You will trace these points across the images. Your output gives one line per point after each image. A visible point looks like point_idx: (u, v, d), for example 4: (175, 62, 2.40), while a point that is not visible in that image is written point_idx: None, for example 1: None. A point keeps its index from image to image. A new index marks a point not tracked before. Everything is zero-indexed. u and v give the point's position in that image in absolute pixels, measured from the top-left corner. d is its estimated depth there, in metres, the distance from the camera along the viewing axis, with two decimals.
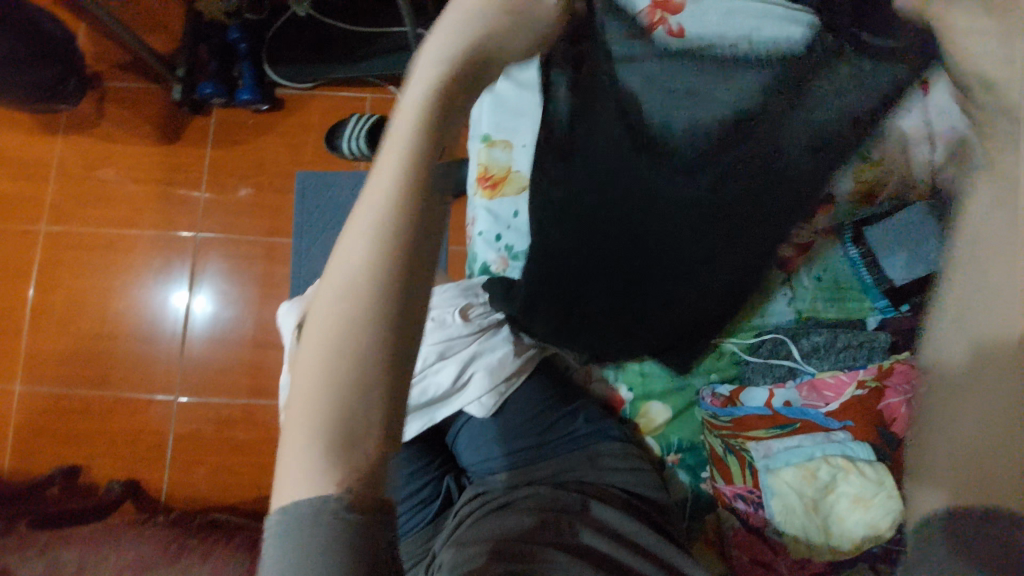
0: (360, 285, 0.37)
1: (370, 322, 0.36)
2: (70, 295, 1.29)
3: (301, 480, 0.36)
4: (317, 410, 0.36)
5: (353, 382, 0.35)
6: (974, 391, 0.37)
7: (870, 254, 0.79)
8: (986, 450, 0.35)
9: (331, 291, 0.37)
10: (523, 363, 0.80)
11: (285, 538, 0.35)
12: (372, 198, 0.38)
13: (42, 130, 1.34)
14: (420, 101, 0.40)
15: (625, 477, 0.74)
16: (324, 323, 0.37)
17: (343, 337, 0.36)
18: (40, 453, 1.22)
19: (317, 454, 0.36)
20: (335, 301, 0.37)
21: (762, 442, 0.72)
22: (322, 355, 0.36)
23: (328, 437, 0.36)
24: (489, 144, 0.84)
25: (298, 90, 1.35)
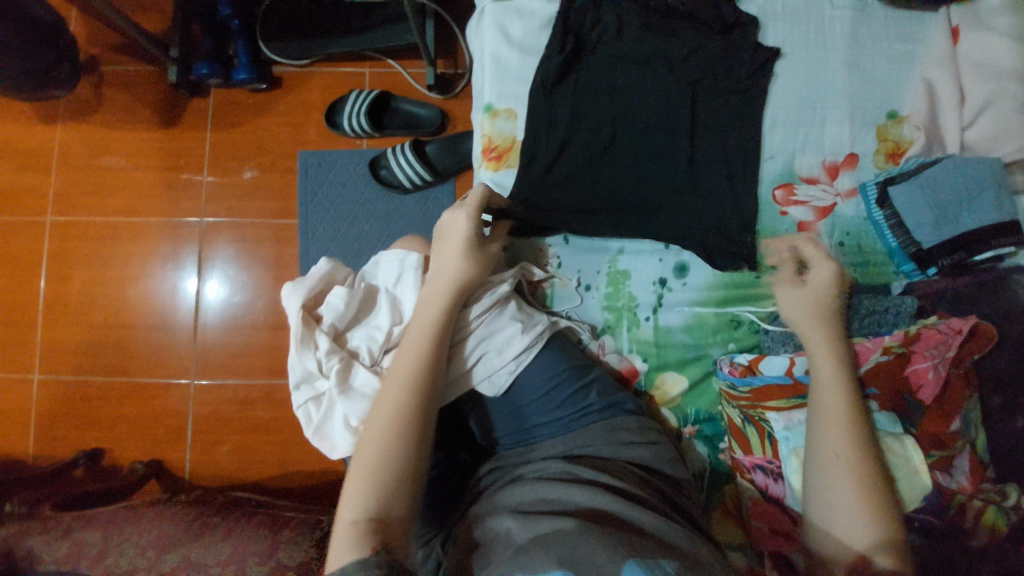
0: (389, 420, 0.57)
1: (399, 446, 0.56)
2: (79, 284, 1.29)
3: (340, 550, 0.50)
4: (362, 486, 0.54)
5: (390, 464, 0.55)
6: (835, 460, 0.60)
7: (897, 216, 0.75)
8: (852, 498, 0.58)
9: (369, 425, 0.58)
10: (533, 339, 0.71)
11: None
12: (406, 345, 0.63)
13: (41, 119, 1.32)
14: (438, 270, 0.67)
15: (642, 452, 0.70)
16: (367, 447, 0.56)
17: (377, 456, 0.55)
18: (63, 439, 1.24)
19: (351, 534, 0.51)
20: (373, 431, 0.57)
21: (783, 413, 0.68)
22: (371, 463, 0.55)
23: (363, 521, 0.51)
24: (492, 114, 0.79)
25: (295, 67, 1.32)
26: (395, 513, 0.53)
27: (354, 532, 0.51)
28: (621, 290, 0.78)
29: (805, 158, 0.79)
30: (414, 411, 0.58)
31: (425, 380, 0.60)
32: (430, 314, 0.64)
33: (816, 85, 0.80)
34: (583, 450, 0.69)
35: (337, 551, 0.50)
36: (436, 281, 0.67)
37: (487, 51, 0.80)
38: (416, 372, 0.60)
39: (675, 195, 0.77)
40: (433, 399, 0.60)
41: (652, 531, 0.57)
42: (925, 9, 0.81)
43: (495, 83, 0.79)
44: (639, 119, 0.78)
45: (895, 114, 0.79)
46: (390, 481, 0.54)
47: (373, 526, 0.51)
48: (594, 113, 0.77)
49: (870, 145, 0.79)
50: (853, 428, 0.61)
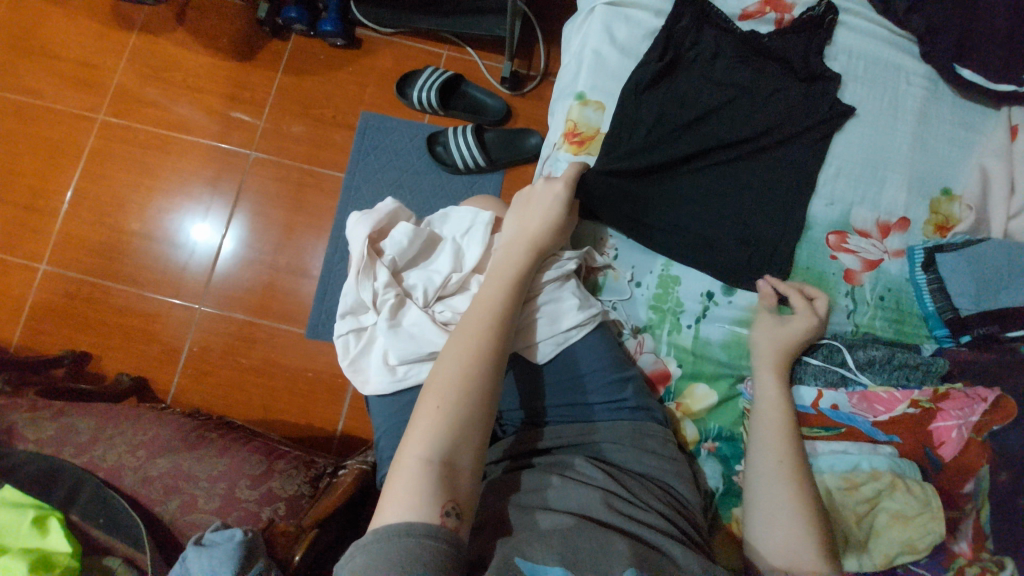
0: (462, 371, 0.58)
1: (473, 398, 0.56)
2: (111, 187, 1.27)
3: (410, 498, 0.50)
4: (435, 423, 0.54)
5: (462, 405, 0.56)
6: (777, 490, 0.65)
7: (939, 281, 0.79)
8: (787, 529, 0.62)
9: (442, 372, 0.58)
10: (585, 319, 0.74)
11: (383, 538, 0.48)
12: (483, 294, 0.65)
13: (118, 23, 1.33)
14: (520, 234, 0.71)
15: (665, 467, 0.69)
16: (440, 393, 0.56)
17: (448, 404, 0.56)
18: (51, 336, 1.20)
19: (420, 483, 0.50)
20: (447, 379, 0.57)
21: (812, 440, 0.72)
22: (444, 400, 0.56)
23: (431, 470, 0.51)
24: (582, 102, 0.85)
25: (378, 33, 1.36)
26: (463, 468, 0.53)
27: (426, 478, 0.51)
28: (670, 293, 0.81)
29: (860, 212, 0.83)
30: (488, 366, 0.59)
31: (498, 337, 0.61)
32: (503, 275, 0.67)
33: (882, 146, 0.85)
34: (602, 448, 0.70)
35: (404, 500, 0.50)
36: (516, 246, 0.70)
37: (589, 46, 0.87)
38: (492, 327, 0.62)
39: (740, 216, 0.80)
40: (506, 357, 0.61)
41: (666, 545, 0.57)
42: (988, 105, 0.87)
43: (591, 75, 0.86)
44: (719, 138, 0.81)
45: (949, 191, 0.84)
46: (462, 434, 0.54)
47: (442, 479, 0.51)
48: (678, 125, 0.82)
49: (922, 214, 0.84)
50: (794, 458, 0.67)
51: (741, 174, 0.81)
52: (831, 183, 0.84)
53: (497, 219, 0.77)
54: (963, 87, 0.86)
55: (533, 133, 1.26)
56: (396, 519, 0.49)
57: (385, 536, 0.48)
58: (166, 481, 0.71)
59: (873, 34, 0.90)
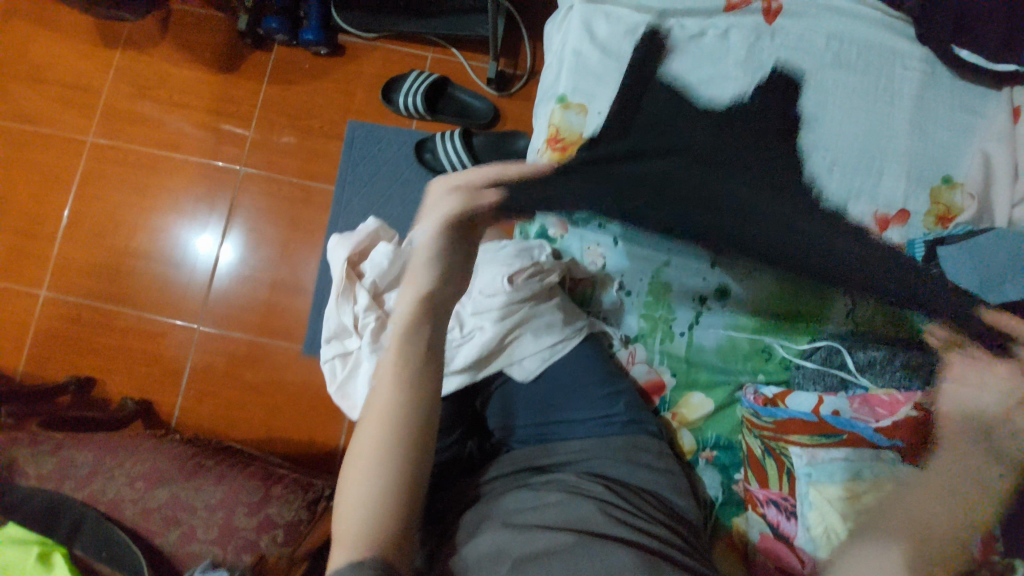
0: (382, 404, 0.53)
1: (393, 438, 0.52)
2: (104, 209, 1.27)
3: (347, 537, 0.50)
4: (361, 470, 0.52)
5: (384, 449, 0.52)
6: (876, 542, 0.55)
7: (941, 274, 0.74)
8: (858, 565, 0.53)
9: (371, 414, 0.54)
10: (570, 333, 0.76)
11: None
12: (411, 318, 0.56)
13: (102, 44, 1.33)
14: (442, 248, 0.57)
15: (659, 479, 0.69)
16: (365, 439, 0.53)
17: (373, 452, 0.52)
18: (55, 361, 1.21)
19: (354, 530, 0.50)
20: (373, 420, 0.53)
21: (807, 449, 0.68)
22: (369, 446, 0.52)
23: (362, 520, 0.50)
24: (564, 106, 0.82)
25: (360, 39, 1.33)
26: (395, 511, 0.51)
27: (358, 521, 0.50)
28: (661, 301, 0.80)
29: (859, 205, 0.80)
30: (409, 393, 0.53)
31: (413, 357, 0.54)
32: (418, 279, 0.57)
33: (878, 136, 0.82)
34: (595, 463, 0.69)
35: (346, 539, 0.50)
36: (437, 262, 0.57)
37: (569, 47, 0.83)
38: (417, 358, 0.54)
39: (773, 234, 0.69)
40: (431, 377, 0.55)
41: (654, 551, 0.57)
42: (990, 86, 0.84)
43: (572, 76, 0.82)
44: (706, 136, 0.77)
45: (950, 179, 0.81)
46: (389, 471, 0.51)
47: (374, 516, 0.50)
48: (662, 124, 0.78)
49: (922, 206, 0.81)
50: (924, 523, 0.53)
51: None
52: (828, 175, 0.79)
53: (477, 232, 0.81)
54: (950, 78, 0.83)
55: (522, 135, 1.22)
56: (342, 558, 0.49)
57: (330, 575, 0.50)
58: (165, 513, 0.72)
59: (864, 17, 0.85)
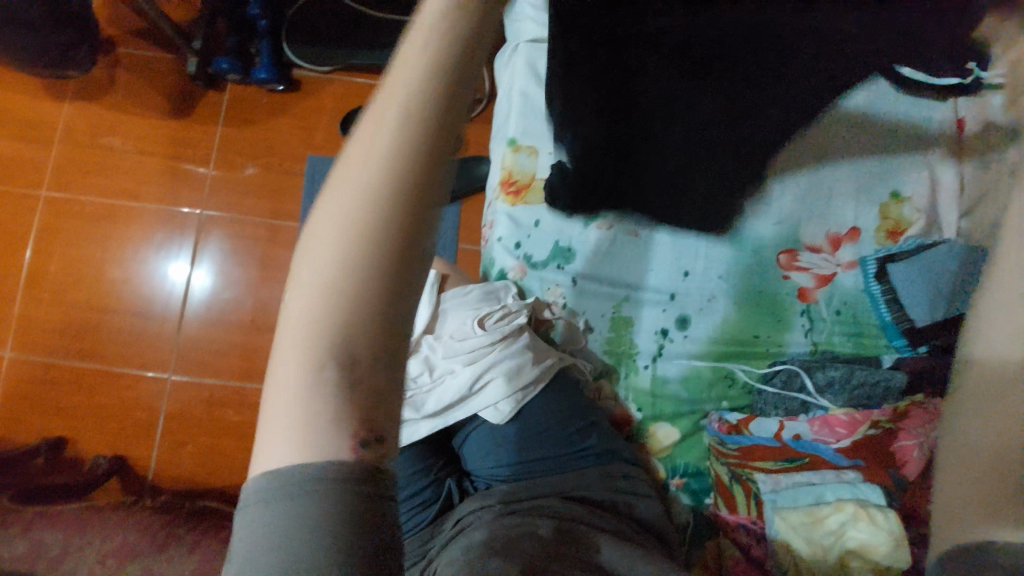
0: (330, 218, 0.28)
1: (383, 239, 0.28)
2: (64, 263, 1.25)
3: (289, 437, 0.30)
4: (324, 296, 0.28)
5: (370, 260, 0.28)
6: None
7: (892, 291, 0.78)
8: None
9: (343, 188, 0.29)
10: (541, 372, 0.75)
11: (266, 496, 0.29)
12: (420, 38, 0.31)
13: (49, 93, 1.30)
14: None
15: (632, 502, 0.71)
16: (334, 233, 0.29)
17: (349, 262, 0.28)
18: (24, 423, 1.19)
19: (317, 405, 0.29)
20: (342, 202, 0.29)
21: (771, 475, 0.71)
22: (340, 244, 0.28)
23: (330, 387, 0.29)
24: (515, 148, 0.84)
25: (315, 72, 1.31)
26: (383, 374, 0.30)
27: (327, 373, 0.29)
28: (623, 335, 0.81)
29: (810, 227, 0.82)
30: (397, 205, 0.28)
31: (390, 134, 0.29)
32: None
33: (825, 155, 0.83)
34: (572, 488, 0.70)
35: (280, 437, 0.30)
36: None
37: (517, 89, 0.86)
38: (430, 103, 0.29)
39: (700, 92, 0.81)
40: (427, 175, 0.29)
41: (600, 565, 0.58)
42: (935, 97, 0.84)
43: (520, 118, 0.85)
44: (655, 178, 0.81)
45: (898, 194, 0.82)
46: (376, 297, 0.28)
47: (334, 411, 0.29)
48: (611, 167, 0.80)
49: (872, 221, 0.82)
50: None
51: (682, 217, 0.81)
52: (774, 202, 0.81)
53: (445, 275, 0.84)
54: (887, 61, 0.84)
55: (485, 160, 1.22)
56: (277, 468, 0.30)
57: (266, 493, 0.29)
58: None
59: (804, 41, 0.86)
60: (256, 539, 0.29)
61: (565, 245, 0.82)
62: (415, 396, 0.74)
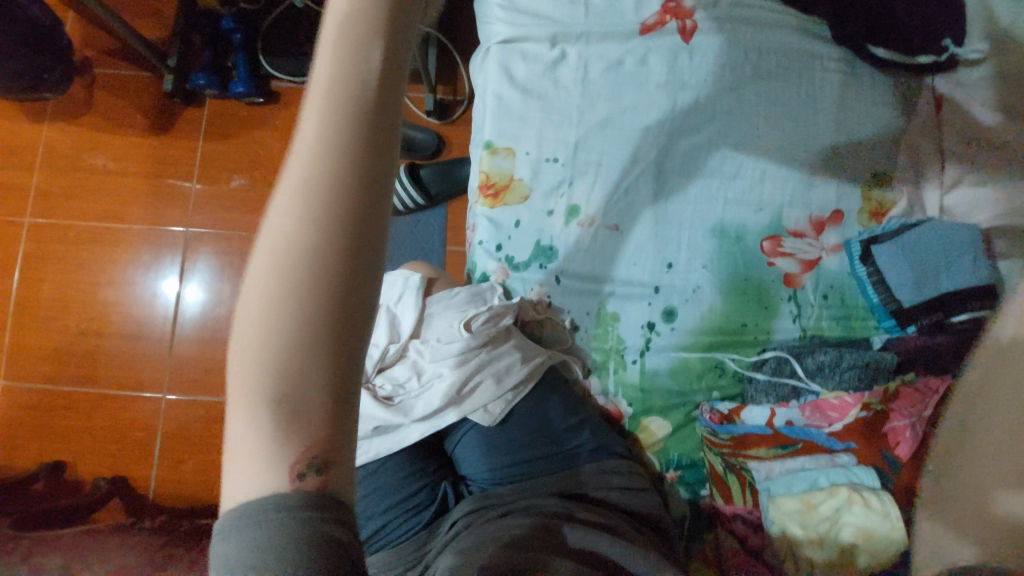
0: (274, 247, 0.29)
1: (303, 261, 0.29)
2: (53, 288, 1.25)
3: (240, 473, 0.30)
4: (253, 328, 0.29)
5: (293, 287, 0.29)
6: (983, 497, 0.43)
7: (878, 273, 0.77)
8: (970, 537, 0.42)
9: (267, 225, 0.30)
10: (531, 370, 0.75)
11: (226, 529, 0.29)
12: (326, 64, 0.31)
13: (28, 118, 1.29)
14: None
15: (632, 498, 0.70)
16: (259, 270, 0.29)
17: (274, 293, 0.29)
18: (21, 450, 1.19)
19: (259, 439, 0.30)
20: (266, 239, 0.30)
21: (764, 463, 0.70)
22: (266, 281, 0.29)
23: (266, 418, 0.29)
24: (492, 151, 0.83)
25: (293, 82, 1.31)
26: (316, 397, 0.29)
27: (261, 401, 0.29)
28: (610, 331, 0.81)
29: (793, 212, 0.81)
30: (313, 232, 0.29)
31: (333, 158, 0.29)
32: None
33: (802, 141, 0.83)
34: (565, 485, 0.70)
35: (235, 473, 0.30)
36: None
37: (490, 90, 0.84)
38: (339, 128, 0.30)
39: None
40: (366, 193, 0.30)
41: (596, 559, 0.60)
42: (911, 77, 0.85)
43: (496, 121, 0.84)
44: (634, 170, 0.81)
45: (879, 174, 0.82)
46: (303, 323, 0.28)
47: (273, 440, 0.29)
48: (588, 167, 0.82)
49: (855, 204, 0.82)
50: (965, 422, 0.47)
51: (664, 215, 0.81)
52: (751, 189, 0.82)
53: (432, 278, 0.83)
54: None
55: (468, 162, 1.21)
56: (237, 494, 0.30)
57: (226, 528, 0.29)
58: None
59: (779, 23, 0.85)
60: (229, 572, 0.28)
61: (547, 245, 0.82)
62: (403, 402, 0.73)
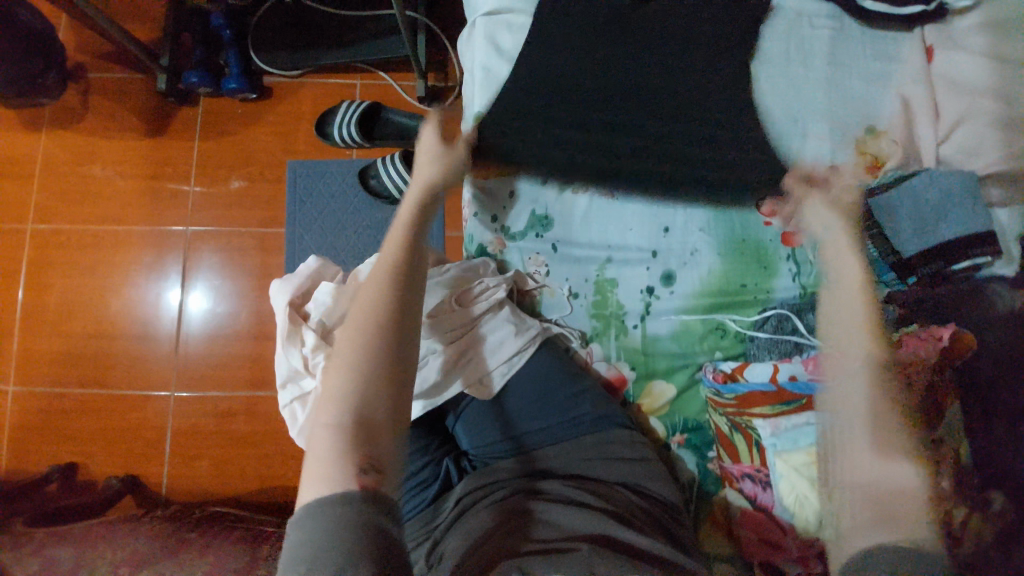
0: (359, 325, 0.51)
1: (376, 330, 0.50)
2: (59, 292, 1.26)
3: (320, 473, 0.44)
4: (343, 373, 0.48)
5: (369, 347, 0.49)
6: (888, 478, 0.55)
7: (877, 226, 0.77)
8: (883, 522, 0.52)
9: (354, 314, 0.52)
10: (526, 343, 0.76)
11: (310, 515, 0.42)
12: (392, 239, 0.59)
13: (26, 126, 1.31)
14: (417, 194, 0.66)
15: (634, 470, 0.69)
16: (349, 339, 0.50)
17: (356, 352, 0.49)
18: (35, 453, 1.20)
19: (336, 445, 0.45)
20: (353, 321, 0.51)
21: (769, 419, 0.69)
22: (353, 344, 0.49)
23: (347, 429, 0.45)
24: (482, 124, 0.86)
25: (286, 77, 1.32)
26: (381, 417, 0.47)
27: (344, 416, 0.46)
28: (609, 297, 0.82)
29: (787, 171, 0.82)
30: (382, 313, 0.51)
31: (393, 278, 0.54)
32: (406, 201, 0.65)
33: (794, 101, 0.83)
34: (573, 466, 0.69)
35: (315, 477, 0.44)
36: (413, 198, 0.66)
37: (478, 62, 0.87)
38: (395, 264, 0.55)
39: None
40: (411, 296, 0.54)
41: (621, 544, 0.56)
42: (899, 30, 0.85)
43: (484, 93, 0.86)
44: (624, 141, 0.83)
45: (873, 129, 0.82)
46: (372, 367, 0.48)
47: (348, 446, 0.45)
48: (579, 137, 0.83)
49: (850, 159, 0.81)
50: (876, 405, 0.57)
51: (656, 184, 0.82)
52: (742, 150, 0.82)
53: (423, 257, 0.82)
54: None
55: None
56: (314, 493, 0.44)
57: (310, 514, 0.42)
58: None
59: None
60: (311, 544, 0.41)
61: (542, 213, 0.84)
62: None
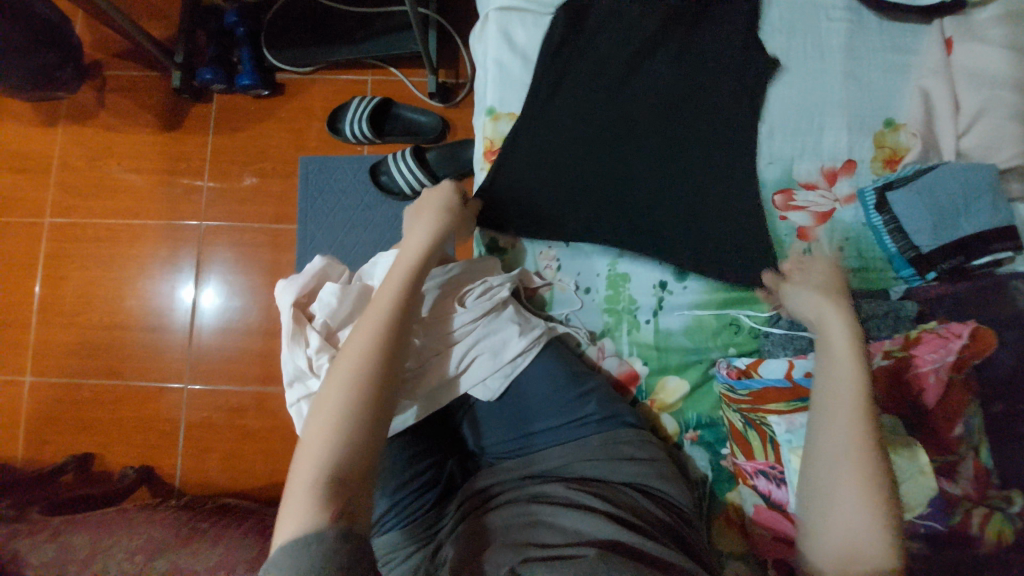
0: (346, 380, 0.56)
1: (359, 389, 0.55)
2: (75, 285, 1.28)
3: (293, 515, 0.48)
4: (327, 425, 0.53)
5: (354, 403, 0.54)
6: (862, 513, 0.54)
7: (895, 221, 0.75)
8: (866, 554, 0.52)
9: (342, 368, 0.57)
10: (530, 343, 0.75)
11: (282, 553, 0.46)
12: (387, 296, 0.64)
13: (44, 122, 1.33)
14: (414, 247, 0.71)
15: (642, 471, 0.68)
16: (334, 394, 0.55)
17: (341, 406, 0.54)
18: (51, 444, 1.22)
19: (312, 494, 0.49)
20: (340, 375, 0.57)
21: (785, 416, 0.66)
22: (338, 398, 0.55)
23: (323, 480, 0.50)
24: (494, 117, 0.86)
25: (298, 73, 1.33)
26: (355, 470, 0.52)
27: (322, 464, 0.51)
28: (622, 293, 0.81)
29: (803, 164, 0.81)
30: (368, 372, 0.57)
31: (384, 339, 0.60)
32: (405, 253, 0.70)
33: (812, 94, 0.82)
34: (578, 468, 0.69)
35: (289, 518, 0.49)
36: (410, 250, 0.70)
37: (491, 57, 0.87)
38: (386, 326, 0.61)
39: None
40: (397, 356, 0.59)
41: (628, 548, 0.55)
42: (918, 21, 0.84)
43: (498, 89, 0.87)
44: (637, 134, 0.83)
45: (892, 122, 0.81)
46: (353, 424, 0.53)
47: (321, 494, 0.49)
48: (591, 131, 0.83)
49: (868, 152, 0.80)
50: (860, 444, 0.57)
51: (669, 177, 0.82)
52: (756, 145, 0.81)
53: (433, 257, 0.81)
54: None
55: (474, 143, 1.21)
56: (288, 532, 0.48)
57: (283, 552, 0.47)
58: None
59: None
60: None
61: None
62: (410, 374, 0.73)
